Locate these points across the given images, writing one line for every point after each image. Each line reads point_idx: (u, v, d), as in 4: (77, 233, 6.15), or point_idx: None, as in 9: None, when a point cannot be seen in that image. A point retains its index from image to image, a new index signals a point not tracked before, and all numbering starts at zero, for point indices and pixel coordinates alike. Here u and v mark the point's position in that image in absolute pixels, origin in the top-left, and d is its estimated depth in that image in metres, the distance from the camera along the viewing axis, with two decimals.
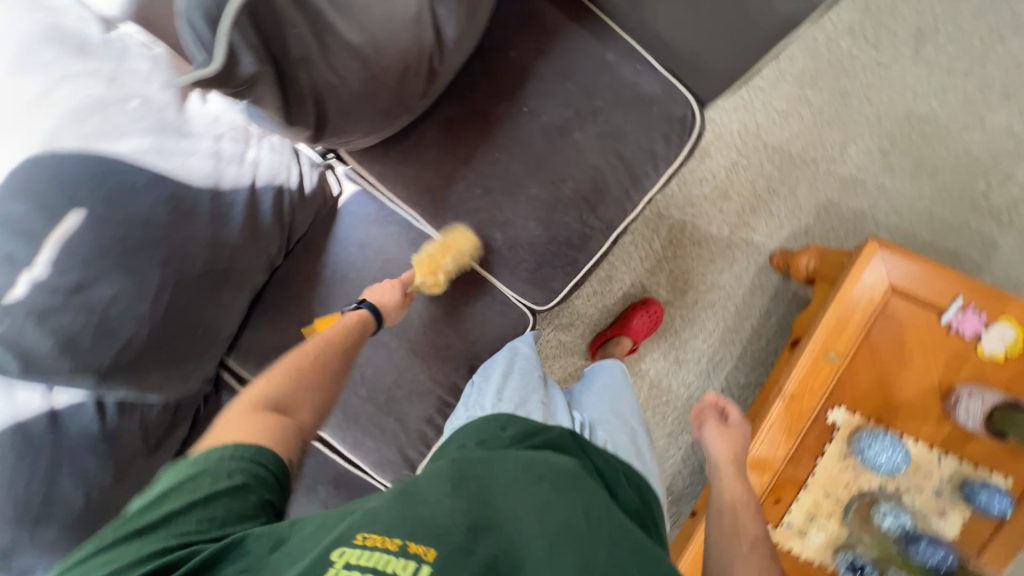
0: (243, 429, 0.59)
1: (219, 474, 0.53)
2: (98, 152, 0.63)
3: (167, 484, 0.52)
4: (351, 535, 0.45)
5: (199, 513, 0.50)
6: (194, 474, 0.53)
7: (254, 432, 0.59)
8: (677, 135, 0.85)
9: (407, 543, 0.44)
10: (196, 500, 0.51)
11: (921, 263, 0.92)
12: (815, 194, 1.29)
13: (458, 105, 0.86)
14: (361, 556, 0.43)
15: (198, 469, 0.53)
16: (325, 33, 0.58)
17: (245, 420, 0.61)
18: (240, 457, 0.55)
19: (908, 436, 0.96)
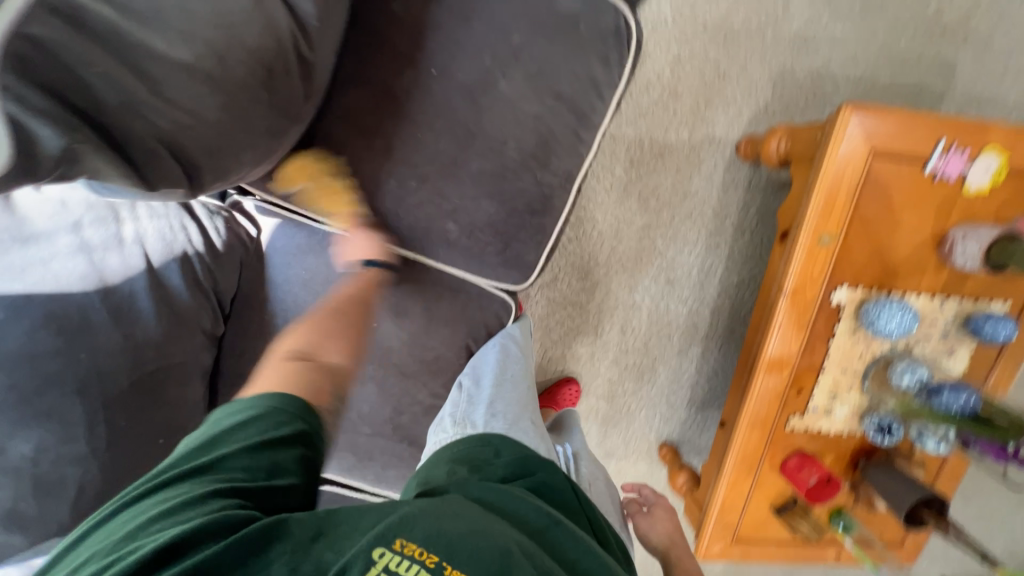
0: (277, 381, 0.59)
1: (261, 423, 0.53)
2: None
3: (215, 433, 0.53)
4: (391, 539, 0.42)
5: (246, 459, 0.50)
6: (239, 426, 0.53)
7: (283, 381, 0.59)
8: (616, 52, 0.72)
9: (445, 561, 0.41)
10: (247, 444, 0.51)
11: (898, 116, 0.86)
12: (767, 66, 1.18)
13: (354, 89, 0.71)
14: (401, 566, 0.41)
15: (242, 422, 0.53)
16: (140, 60, 0.42)
17: (277, 374, 0.60)
18: (282, 410, 0.54)
19: (911, 293, 0.96)
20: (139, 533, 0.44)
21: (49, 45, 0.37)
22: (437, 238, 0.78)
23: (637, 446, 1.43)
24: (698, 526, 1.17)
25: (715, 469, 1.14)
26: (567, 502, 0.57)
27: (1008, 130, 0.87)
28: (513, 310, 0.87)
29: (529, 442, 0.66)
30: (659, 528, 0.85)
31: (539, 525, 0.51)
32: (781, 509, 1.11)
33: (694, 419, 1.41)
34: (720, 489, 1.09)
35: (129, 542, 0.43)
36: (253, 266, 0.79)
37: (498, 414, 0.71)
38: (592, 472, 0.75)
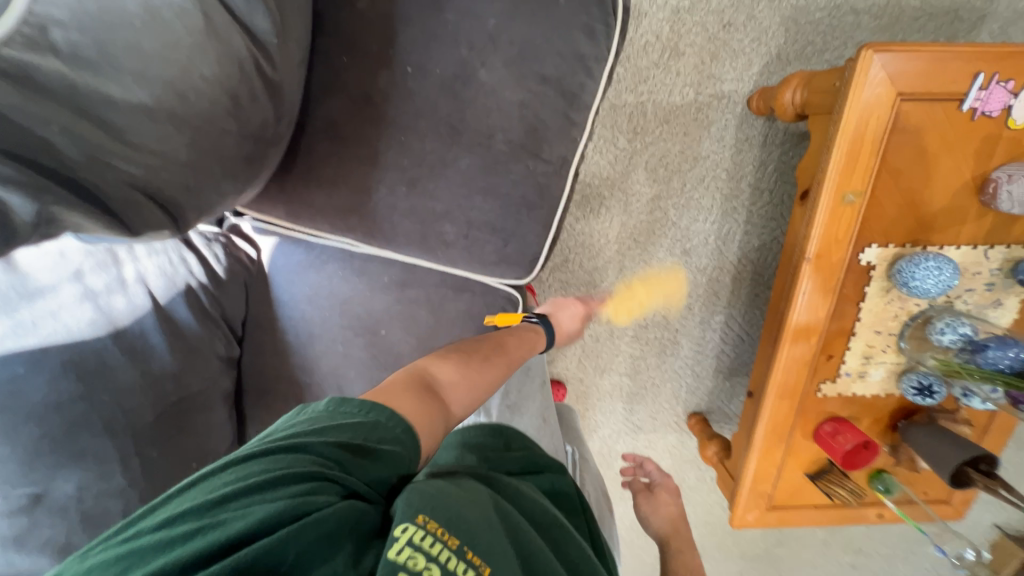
0: (410, 403, 0.54)
1: (376, 429, 0.48)
2: None
3: (321, 420, 0.47)
4: (415, 513, 0.41)
5: (343, 458, 0.44)
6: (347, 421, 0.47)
7: (418, 410, 0.53)
8: (601, 21, 0.66)
9: (464, 546, 0.41)
10: (349, 448, 0.45)
11: (927, 50, 0.77)
12: (777, 7, 1.08)
13: (330, 98, 0.69)
14: (424, 541, 0.40)
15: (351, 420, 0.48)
16: (98, 109, 0.41)
17: (414, 394, 0.56)
18: (396, 426, 0.49)
19: (950, 244, 0.88)
20: (217, 503, 0.38)
21: (7, 113, 0.37)
22: (435, 239, 0.76)
23: (665, 418, 1.41)
24: (731, 497, 1.15)
25: (745, 439, 1.11)
26: (570, 505, 0.59)
27: None
28: (519, 303, 0.85)
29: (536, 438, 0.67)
30: (662, 512, 0.85)
31: (546, 521, 0.51)
32: (817, 475, 1.08)
33: (722, 388, 1.39)
34: (751, 459, 1.06)
35: (201, 510, 0.38)
36: (258, 286, 0.80)
37: (513, 407, 0.74)
38: (591, 479, 0.80)
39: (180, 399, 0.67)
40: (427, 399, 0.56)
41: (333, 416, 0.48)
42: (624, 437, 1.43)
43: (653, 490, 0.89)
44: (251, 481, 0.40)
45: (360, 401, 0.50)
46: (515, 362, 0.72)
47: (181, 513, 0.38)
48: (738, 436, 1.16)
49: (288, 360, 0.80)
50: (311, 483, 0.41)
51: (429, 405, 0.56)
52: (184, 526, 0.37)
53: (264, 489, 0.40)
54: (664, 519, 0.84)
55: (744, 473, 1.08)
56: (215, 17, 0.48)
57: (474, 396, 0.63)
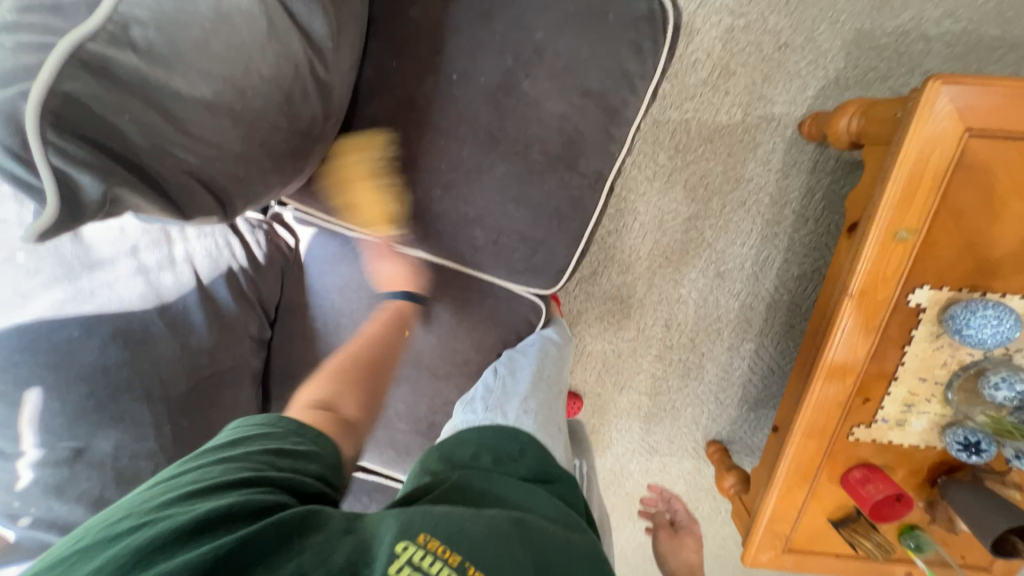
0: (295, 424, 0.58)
1: (293, 437, 0.54)
2: (16, 324, 0.57)
3: (247, 433, 0.53)
4: (414, 532, 0.42)
5: (269, 457, 0.50)
6: (269, 432, 0.53)
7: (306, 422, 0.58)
8: (650, 39, 0.66)
9: (467, 562, 0.40)
10: (271, 448, 0.51)
11: (1002, 85, 0.72)
12: (839, 29, 1.03)
13: (377, 100, 0.71)
14: (424, 560, 0.40)
15: (272, 432, 0.54)
16: (165, 101, 0.45)
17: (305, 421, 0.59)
18: (306, 426, 0.56)
19: (1013, 293, 0.81)
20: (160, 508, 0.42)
21: (88, 101, 0.40)
22: (464, 243, 0.77)
23: (683, 443, 1.37)
24: (745, 534, 1.10)
25: (766, 476, 1.07)
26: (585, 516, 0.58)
27: None
28: (544, 313, 0.86)
29: (554, 448, 0.66)
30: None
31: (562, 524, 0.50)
32: (840, 522, 1.02)
33: (746, 419, 1.33)
34: (771, 497, 1.02)
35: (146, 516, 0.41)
36: (293, 274, 0.84)
37: (531, 411, 0.69)
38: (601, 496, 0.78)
39: (212, 373, 0.71)
40: (322, 412, 0.61)
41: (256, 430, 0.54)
42: (638, 457, 1.40)
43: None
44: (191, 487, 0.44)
45: (276, 417, 0.56)
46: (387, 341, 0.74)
47: (125, 516, 0.41)
48: (759, 470, 1.11)
49: (314, 347, 0.83)
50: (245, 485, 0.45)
51: (328, 422, 0.60)
52: (127, 524, 0.40)
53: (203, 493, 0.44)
54: None
55: (762, 510, 1.03)
56: (278, 22, 0.50)
57: (373, 399, 0.67)
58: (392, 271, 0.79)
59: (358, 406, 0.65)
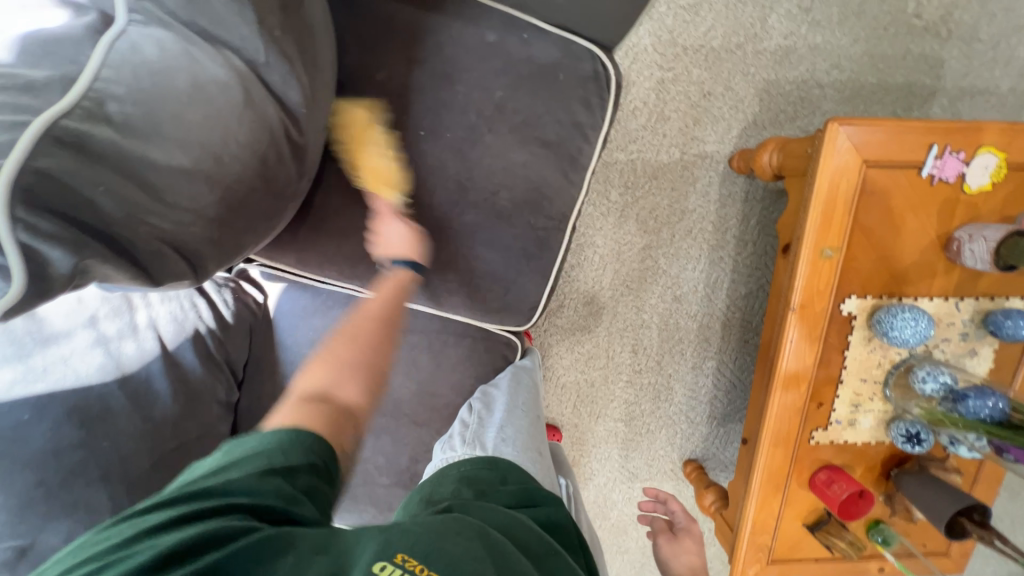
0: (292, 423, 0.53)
1: (285, 445, 0.49)
2: None
3: (233, 449, 0.49)
4: (392, 551, 0.41)
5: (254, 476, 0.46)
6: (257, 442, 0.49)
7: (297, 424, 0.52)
8: (596, 95, 0.74)
9: None
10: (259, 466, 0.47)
11: (884, 124, 0.86)
12: (751, 80, 1.19)
13: (346, 157, 0.74)
14: None
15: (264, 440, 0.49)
16: (140, 171, 0.45)
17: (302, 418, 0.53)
18: (304, 435, 0.50)
19: (923, 296, 0.94)
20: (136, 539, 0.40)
21: (62, 176, 0.40)
22: (437, 287, 0.79)
23: (661, 465, 1.40)
24: (730, 550, 1.12)
25: (742, 488, 1.11)
26: (570, 540, 0.56)
27: (1002, 127, 0.87)
28: (520, 347, 0.89)
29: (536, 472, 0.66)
30: (683, 558, 0.82)
31: (539, 551, 0.49)
32: (815, 525, 1.07)
33: (718, 434, 1.39)
34: (750, 508, 1.05)
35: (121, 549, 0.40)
36: (262, 330, 0.81)
37: (508, 439, 0.70)
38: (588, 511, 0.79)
39: (177, 446, 0.67)
40: (318, 403, 0.56)
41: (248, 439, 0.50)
42: (620, 485, 1.41)
43: (676, 533, 0.87)
44: (169, 516, 0.42)
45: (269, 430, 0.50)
46: (394, 310, 0.70)
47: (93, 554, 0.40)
48: (735, 483, 1.15)
49: None
50: (220, 514, 0.43)
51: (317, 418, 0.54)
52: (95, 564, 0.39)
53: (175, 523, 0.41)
54: (684, 566, 0.81)
55: (743, 523, 1.06)
56: (254, 90, 0.51)
57: (375, 383, 0.62)
58: (396, 234, 0.73)
59: (362, 387, 0.60)
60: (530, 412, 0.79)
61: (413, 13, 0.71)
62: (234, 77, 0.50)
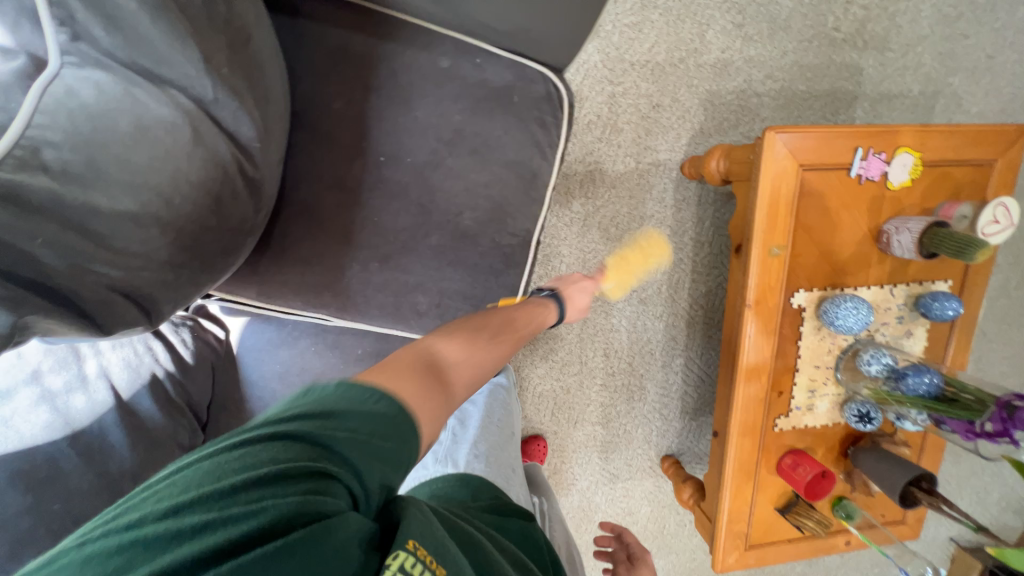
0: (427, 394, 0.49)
1: (382, 415, 0.41)
2: None
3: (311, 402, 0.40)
4: (405, 538, 0.38)
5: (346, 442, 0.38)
6: (367, 405, 0.41)
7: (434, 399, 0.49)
8: (551, 115, 0.76)
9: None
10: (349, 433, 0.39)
11: (815, 130, 0.93)
12: (695, 91, 1.26)
13: (305, 186, 0.73)
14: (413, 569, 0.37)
15: (368, 406, 0.41)
16: (82, 219, 0.43)
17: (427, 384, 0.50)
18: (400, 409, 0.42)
19: (862, 286, 1.02)
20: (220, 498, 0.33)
21: None
22: (407, 310, 0.79)
23: (640, 464, 1.44)
24: (711, 540, 1.16)
25: (717, 479, 1.15)
26: (541, 555, 0.56)
27: (916, 130, 0.96)
28: None
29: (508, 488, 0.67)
30: None
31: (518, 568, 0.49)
32: (785, 508, 1.12)
33: (691, 428, 1.44)
34: (725, 498, 1.10)
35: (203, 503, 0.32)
36: (225, 368, 0.79)
37: (480, 455, 0.71)
38: (564, 529, 0.79)
39: None
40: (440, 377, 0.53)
41: (347, 391, 0.41)
42: (602, 487, 1.44)
43: (634, 563, 0.89)
44: (254, 477, 0.34)
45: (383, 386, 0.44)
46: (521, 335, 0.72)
47: (190, 497, 0.33)
48: (710, 475, 1.20)
49: None
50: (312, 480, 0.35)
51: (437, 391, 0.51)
52: (194, 518, 0.32)
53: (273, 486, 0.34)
54: None
55: (719, 512, 1.11)
56: (203, 129, 0.50)
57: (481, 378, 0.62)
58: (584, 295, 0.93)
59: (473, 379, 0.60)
60: (504, 428, 0.80)
61: (365, 41, 0.71)
62: (181, 116, 0.49)
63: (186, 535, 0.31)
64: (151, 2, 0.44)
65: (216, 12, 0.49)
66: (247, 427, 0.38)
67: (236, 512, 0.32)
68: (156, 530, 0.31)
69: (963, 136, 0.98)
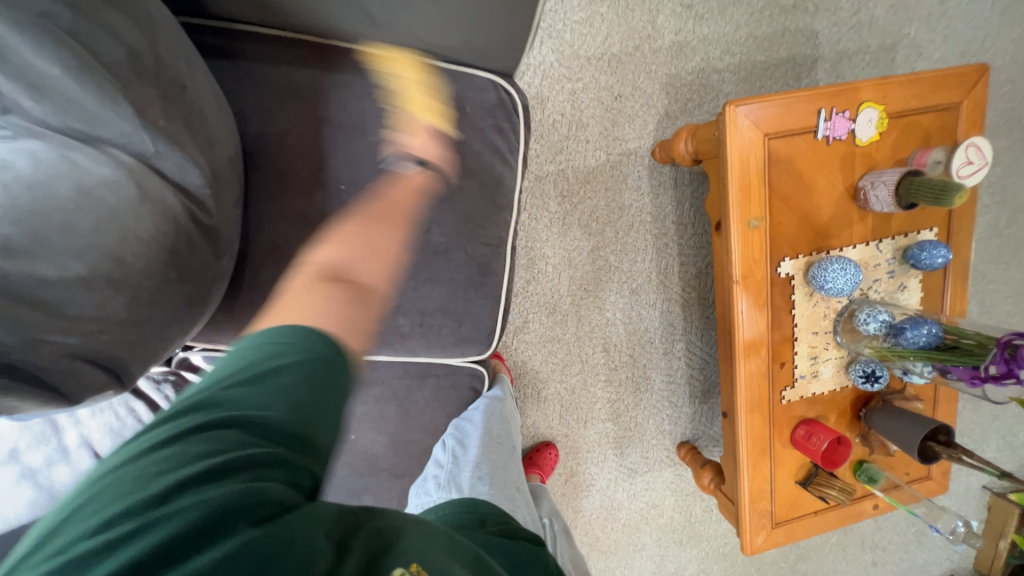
0: (309, 300, 0.56)
1: (301, 374, 0.43)
2: None
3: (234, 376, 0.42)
4: (408, 560, 0.38)
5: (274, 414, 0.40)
6: (282, 368, 0.43)
7: (317, 298, 0.55)
8: (506, 120, 0.76)
9: None
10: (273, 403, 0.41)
11: (774, 98, 0.93)
12: (655, 77, 1.26)
13: (271, 224, 0.72)
14: None
15: (284, 374, 0.43)
16: (29, 290, 0.43)
17: (315, 295, 0.56)
18: (310, 352, 0.45)
19: (847, 245, 1.01)
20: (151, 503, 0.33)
21: None
22: (391, 334, 0.78)
23: (656, 454, 1.42)
24: (737, 523, 1.14)
25: (733, 460, 1.13)
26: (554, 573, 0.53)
27: (875, 84, 0.96)
28: (486, 376, 0.88)
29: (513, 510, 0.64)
30: None
31: None
32: (807, 480, 1.10)
33: (702, 412, 1.42)
34: (743, 478, 1.08)
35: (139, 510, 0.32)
36: None
37: (484, 477, 0.69)
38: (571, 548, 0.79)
39: None
40: (330, 285, 0.59)
41: (251, 366, 0.43)
42: (622, 484, 1.42)
43: None
44: (187, 471, 0.35)
45: (285, 330, 0.47)
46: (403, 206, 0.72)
47: (111, 512, 0.32)
48: (726, 456, 1.18)
49: None
50: (243, 463, 0.37)
51: (329, 297, 0.57)
52: (126, 524, 0.31)
53: (206, 479, 0.35)
54: None
55: (741, 494, 1.08)
56: (148, 182, 0.50)
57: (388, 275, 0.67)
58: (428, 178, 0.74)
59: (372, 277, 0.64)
60: (505, 443, 0.79)
61: (310, 72, 0.70)
62: (123, 174, 0.48)
63: (123, 542, 0.31)
64: (75, 65, 0.44)
65: (143, 64, 0.48)
66: (171, 418, 0.38)
67: (175, 506, 0.33)
68: (78, 553, 0.30)
69: (925, 82, 0.97)
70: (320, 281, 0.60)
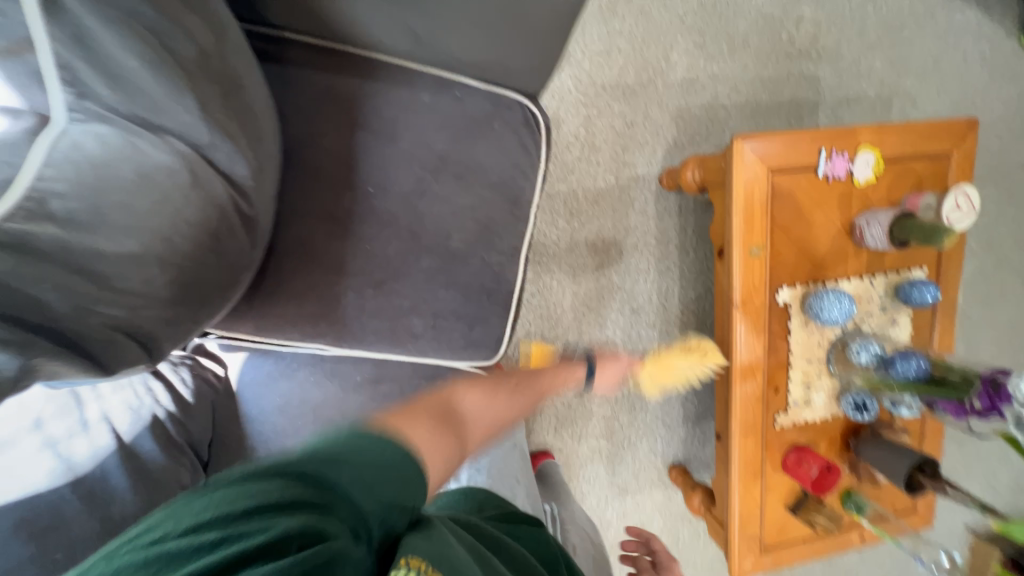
0: (434, 432, 0.64)
1: (396, 465, 0.42)
2: None
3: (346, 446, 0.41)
4: (404, 556, 0.39)
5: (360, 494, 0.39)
6: (382, 462, 0.41)
7: (439, 433, 0.65)
8: (530, 137, 0.81)
9: None
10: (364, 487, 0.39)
11: (779, 136, 0.99)
12: (666, 108, 1.33)
13: (299, 220, 0.75)
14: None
15: (384, 447, 0.43)
16: (88, 262, 0.45)
17: (439, 425, 0.66)
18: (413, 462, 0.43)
19: (842, 279, 1.05)
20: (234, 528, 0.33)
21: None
22: (405, 334, 0.80)
23: (648, 475, 1.43)
24: (725, 547, 1.15)
25: (724, 482, 1.15)
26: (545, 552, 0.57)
27: (872, 130, 1.02)
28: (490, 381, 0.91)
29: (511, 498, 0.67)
30: None
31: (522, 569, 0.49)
32: (796, 507, 1.12)
33: (695, 435, 1.44)
34: (733, 500, 1.09)
35: (224, 530, 0.33)
36: (225, 405, 0.79)
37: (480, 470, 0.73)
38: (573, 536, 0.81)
39: None
40: (445, 421, 0.68)
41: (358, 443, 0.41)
42: (612, 503, 1.42)
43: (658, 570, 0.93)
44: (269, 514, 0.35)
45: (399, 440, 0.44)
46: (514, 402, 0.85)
47: (202, 526, 0.33)
48: (717, 478, 1.20)
49: None
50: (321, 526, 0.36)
51: (440, 431, 0.65)
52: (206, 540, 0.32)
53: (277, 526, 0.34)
54: None
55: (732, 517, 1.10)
56: (201, 171, 0.53)
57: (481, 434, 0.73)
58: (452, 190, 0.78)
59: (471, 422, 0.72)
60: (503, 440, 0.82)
61: (350, 81, 0.75)
62: (179, 161, 0.52)
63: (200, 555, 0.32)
64: (152, 59, 0.47)
65: (210, 62, 0.52)
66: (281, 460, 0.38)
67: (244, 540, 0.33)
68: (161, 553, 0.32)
69: (918, 132, 1.04)
70: (439, 413, 0.69)
